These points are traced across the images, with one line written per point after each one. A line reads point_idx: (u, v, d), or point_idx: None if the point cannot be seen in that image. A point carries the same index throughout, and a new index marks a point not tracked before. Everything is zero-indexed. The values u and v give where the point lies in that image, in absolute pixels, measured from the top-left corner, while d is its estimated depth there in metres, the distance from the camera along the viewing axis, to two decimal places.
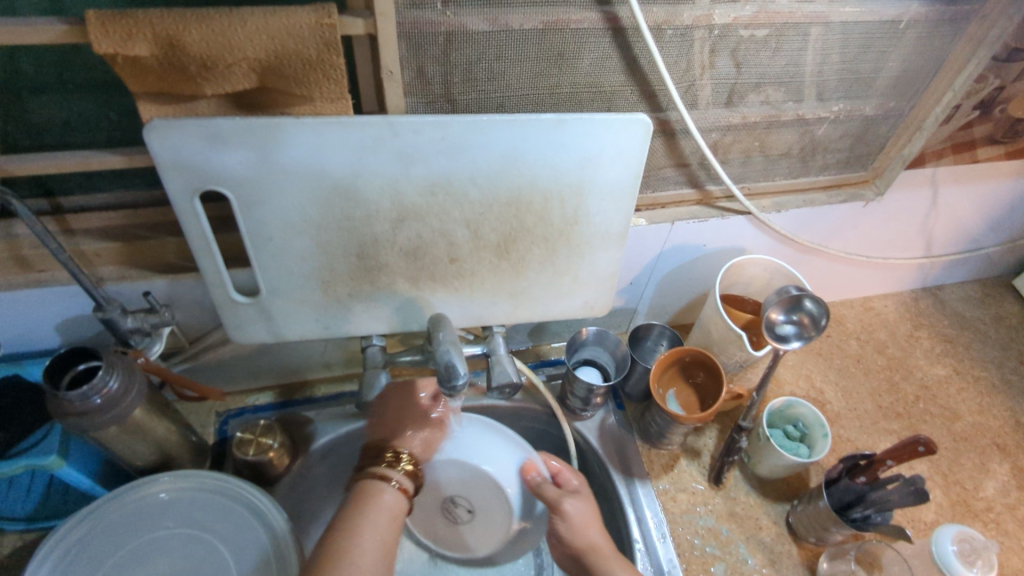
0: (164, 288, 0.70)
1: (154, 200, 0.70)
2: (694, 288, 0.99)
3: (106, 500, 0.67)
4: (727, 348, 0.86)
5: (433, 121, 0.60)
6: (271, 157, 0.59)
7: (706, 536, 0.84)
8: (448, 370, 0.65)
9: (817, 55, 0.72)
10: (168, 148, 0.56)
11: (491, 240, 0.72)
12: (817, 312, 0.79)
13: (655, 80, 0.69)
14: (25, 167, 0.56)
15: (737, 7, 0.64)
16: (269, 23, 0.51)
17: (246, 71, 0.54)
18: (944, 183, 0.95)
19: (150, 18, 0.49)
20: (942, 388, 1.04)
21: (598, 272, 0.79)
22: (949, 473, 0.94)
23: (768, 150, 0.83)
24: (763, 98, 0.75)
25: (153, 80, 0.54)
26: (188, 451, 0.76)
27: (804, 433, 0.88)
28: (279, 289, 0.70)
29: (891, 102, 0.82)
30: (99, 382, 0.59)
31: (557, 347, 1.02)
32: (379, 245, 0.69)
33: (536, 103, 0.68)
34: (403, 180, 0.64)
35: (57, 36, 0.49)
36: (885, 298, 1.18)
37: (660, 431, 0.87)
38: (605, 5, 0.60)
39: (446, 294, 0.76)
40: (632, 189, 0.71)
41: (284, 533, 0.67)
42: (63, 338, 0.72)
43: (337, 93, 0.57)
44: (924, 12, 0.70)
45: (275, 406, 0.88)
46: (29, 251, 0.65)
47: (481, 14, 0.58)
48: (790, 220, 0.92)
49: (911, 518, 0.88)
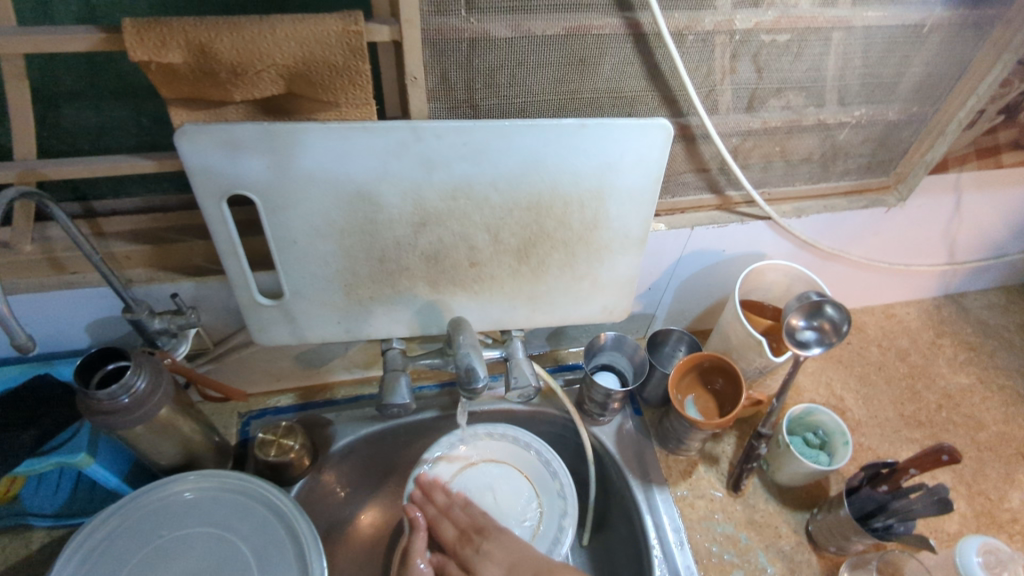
0: (191, 290, 0.70)
1: (183, 204, 0.72)
2: (714, 293, 0.98)
3: (134, 496, 0.68)
4: (747, 354, 0.85)
5: (455, 126, 0.61)
6: (296, 161, 0.60)
7: (724, 543, 0.84)
8: (467, 373, 0.66)
9: (839, 60, 0.72)
10: (197, 153, 0.57)
11: (511, 245, 0.72)
12: (838, 318, 0.79)
13: (677, 86, 0.69)
14: (59, 171, 0.58)
15: (759, 12, 0.64)
16: (298, 30, 0.52)
17: (275, 78, 0.55)
18: (968, 188, 0.94)
19: (183, 26, 0.51)
20: (965, 397, 1.03)
21: (617, 276, 0.79)
22: (973, 482, 0.92)
23: (789, 155, 0.83)
24: (784, 103, 0.75)
25: (185, 86, 0.55)
26: (211, 452, 0.77)
27: (824, 441, 0.87)
28: (302, 291, 0.71)
29: (914, 107, 0.81)
30: (128, 381, 0.60)
31: (575, 352, 1.01)
32: (400, 249, 0.70)
33: (557, 108, 0.68)
34: (425, 185, 0.65)
35: (95, 43, 0.51)
36: (906, 306, 1.16)
37: (679, 437, 0.87)
38: (627, 11, 0.61)
39: (465, 298, 0.76)
40: (653, 194, 0.71)
41: (305, 532, 0.68)
42: (92, 339, 0.74)
43: (363, 99, 0.58)
44: (948, 16, 0.70)
45: (295, 408, 0.89)
46: (63, 253, 0.67)
47: (504, 21, 0.58)
48: (811, 226, 0.91)
49: (933, 529, 0.86)
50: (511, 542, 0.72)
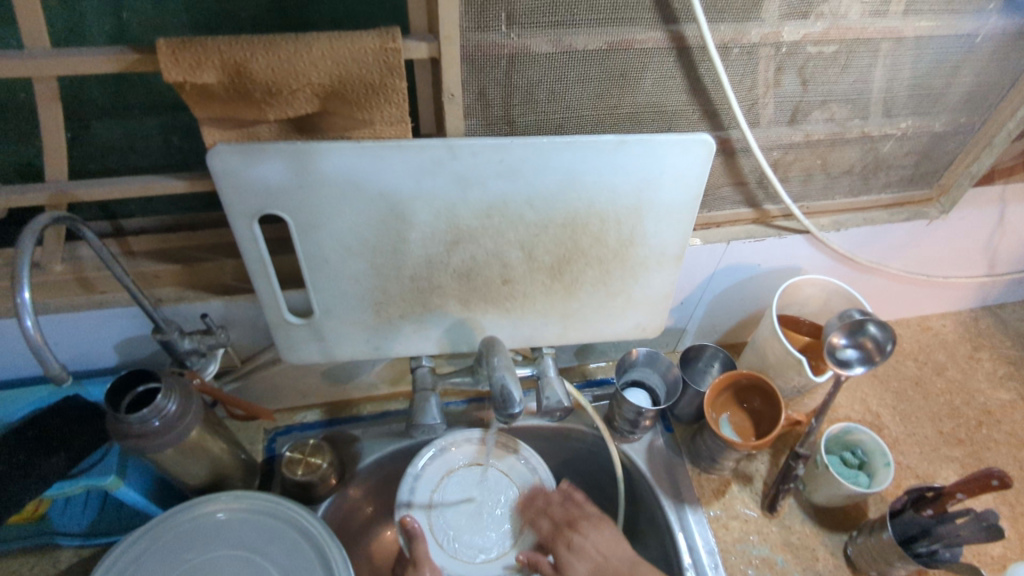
0: (220, 309, 0.69)
1: (212, 221, 0.71)
2: (748, 307, 0.96)
3: (165, 517, 0.67)
4: (784, 372, 0.83)
5: (492, 143, 0.60)
6: (329, 180, 0.58)
7: (760, 566, 0.82)
8: (504, 396, 0.65)
9: (887, 72, 0.69)
10: (229, 172, 0.56)
11: (545, 262, 0.70)
12: (882, 337, 0.76)
13: (719, 99, 0.66)
14: (90, 193, 0.56)
15: (808, 24, 0.62)
16: (335, 48, 0.50)
17: (310, 97, 0.54)
18: (1012, 199, 0.91)
19: (218, 46, 0.49)
20: (1006, 413, 0.99)
21: (652, 293, 0.77)
22: (1017, 504, 0.89)
23: (830, 168, 0.80)
24: (828, 115, 0.72)
25: (218, 106, 0.53)
26: (239, 470, 0.76)
27: (863, 460, 0.85)
28: (332, 309, 0.69)
29: (962, 118, 0.78)
30: (159, 404, 0.59)
31: (603, 366, 0.99)
32: (432, 267, 0.68)
33: (595, 123, 0.66)
34: (459, 203, 0.63)
35: (128, 64, 0.49)
36: (943, 317, 1.13)
37: (712, 456, 0.85)
38: (671, 24, 0.58)
39: (497, 315, 0.75)
40: (692, 209, 0.69)
41: (336, 556, 0.67)
42: (120, 358, 0.73)
43: (398, 117, 0.57)
44: (1002, 26, 0.67)
45: (322, 424, 0.87)
46: (92, 272, 0.66)
47: (545, 35, 0.56)
48: (849, 239, 0.88)
49: (977, 553, 0.84)
50: (595, 545, 0.74)
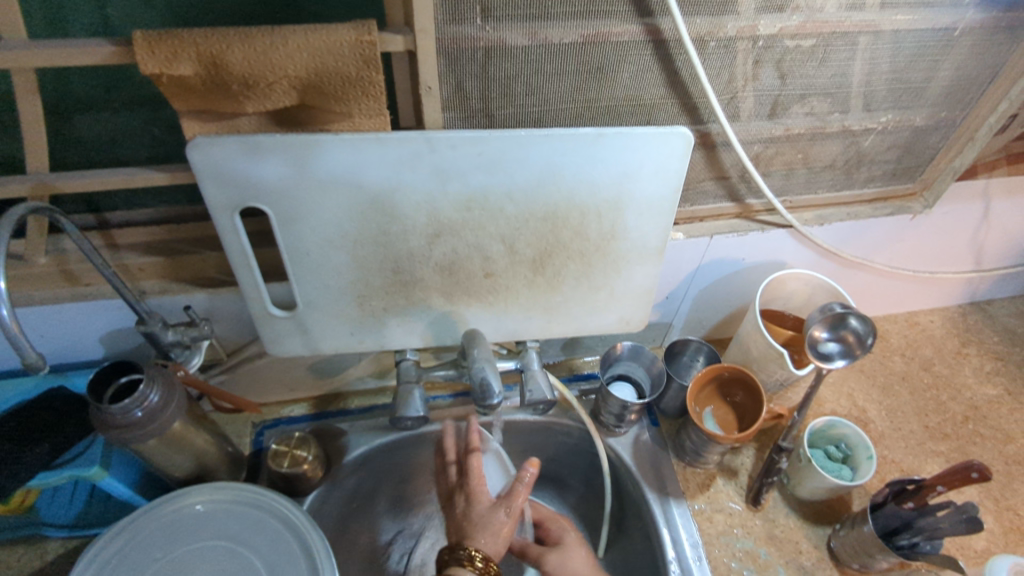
0: (203, 301, 0.70)
1: (196, 215, 0.72)
2: (733, 302, 0.96)
3: (144, 510, 0.68)
4: (767, 365, 0.83)
5: (470, 136, 0.60)
6: (309, 172, 0.59)
7: (744, 559, 0.82)
8: (483, 388, 0.65)
9: (865, 65, 0.69)
10: (210, 164, 0.57)
11: (526, 255, 0.71)
12: (862, 330, 0.77)
13: (697, 92, 0.67)
14: (70, 185, 0.57)
15: (784, 17, 0.62)
16: (311, 40, 0.51)
17: (287, 89, 0.54)
18: (996, 194, 0.92)
19: (194, 38, 0.50)
20: (992, 408, 0.99)
21: (633, 287, 0.77)
22: (1001, 498, 0.89)
23: (812, 162, 0.80)
24: (808, 109, 0.73)
25: (196, 99, 0.54)
26: (223, 462, 0.76)
27: (848, 454, 0.85)
28: (315, 302, 0.70)
29: (942, 112, 0.79)
30: (140, 395, 0.60)
31: (591, 362, 1.00)
32: (414, 260, 0.68)
33: (573, 116, 0.66)
34: (438, 196, 0.63)
35: (105, 56, 0.50)
36: (930, 314, 1.13)
37: (695, 449, 0.86)
38: (646, 17, 0.59)
39: (480, 308, 0.75)
40: (671, 203, 0.69)
41: (318, 546, 0.67)
42: (106, 350, 0.74)
43: (376, 110, 0.57)
44: (980, 20, 0.68)
45: (309, 418, 0.88)
46: (76, 265, 0.67)
47: (521, 28, 0.57)
48: (833, 234, 0.89)
49: (960, 546, 0.84)
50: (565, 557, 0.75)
